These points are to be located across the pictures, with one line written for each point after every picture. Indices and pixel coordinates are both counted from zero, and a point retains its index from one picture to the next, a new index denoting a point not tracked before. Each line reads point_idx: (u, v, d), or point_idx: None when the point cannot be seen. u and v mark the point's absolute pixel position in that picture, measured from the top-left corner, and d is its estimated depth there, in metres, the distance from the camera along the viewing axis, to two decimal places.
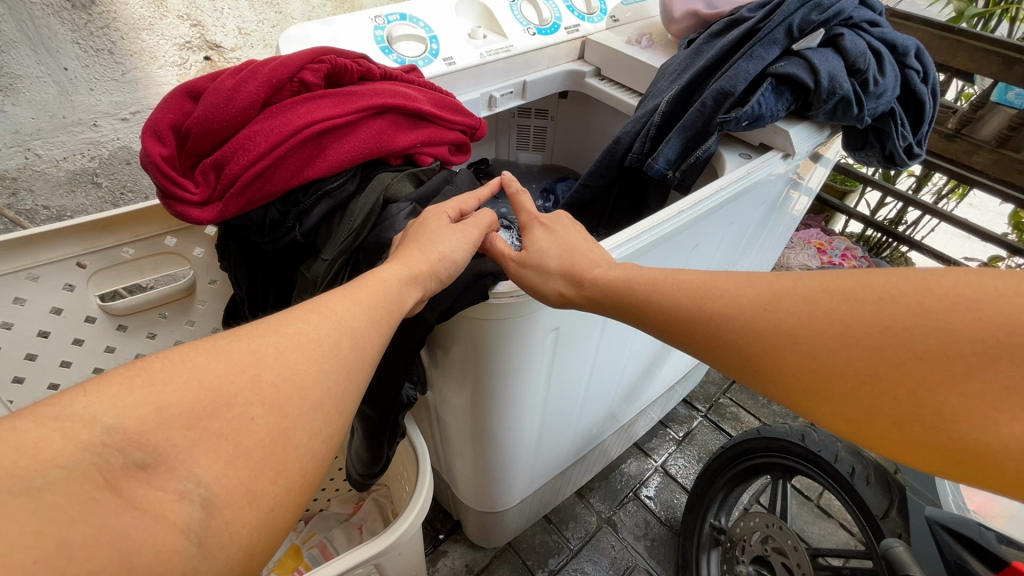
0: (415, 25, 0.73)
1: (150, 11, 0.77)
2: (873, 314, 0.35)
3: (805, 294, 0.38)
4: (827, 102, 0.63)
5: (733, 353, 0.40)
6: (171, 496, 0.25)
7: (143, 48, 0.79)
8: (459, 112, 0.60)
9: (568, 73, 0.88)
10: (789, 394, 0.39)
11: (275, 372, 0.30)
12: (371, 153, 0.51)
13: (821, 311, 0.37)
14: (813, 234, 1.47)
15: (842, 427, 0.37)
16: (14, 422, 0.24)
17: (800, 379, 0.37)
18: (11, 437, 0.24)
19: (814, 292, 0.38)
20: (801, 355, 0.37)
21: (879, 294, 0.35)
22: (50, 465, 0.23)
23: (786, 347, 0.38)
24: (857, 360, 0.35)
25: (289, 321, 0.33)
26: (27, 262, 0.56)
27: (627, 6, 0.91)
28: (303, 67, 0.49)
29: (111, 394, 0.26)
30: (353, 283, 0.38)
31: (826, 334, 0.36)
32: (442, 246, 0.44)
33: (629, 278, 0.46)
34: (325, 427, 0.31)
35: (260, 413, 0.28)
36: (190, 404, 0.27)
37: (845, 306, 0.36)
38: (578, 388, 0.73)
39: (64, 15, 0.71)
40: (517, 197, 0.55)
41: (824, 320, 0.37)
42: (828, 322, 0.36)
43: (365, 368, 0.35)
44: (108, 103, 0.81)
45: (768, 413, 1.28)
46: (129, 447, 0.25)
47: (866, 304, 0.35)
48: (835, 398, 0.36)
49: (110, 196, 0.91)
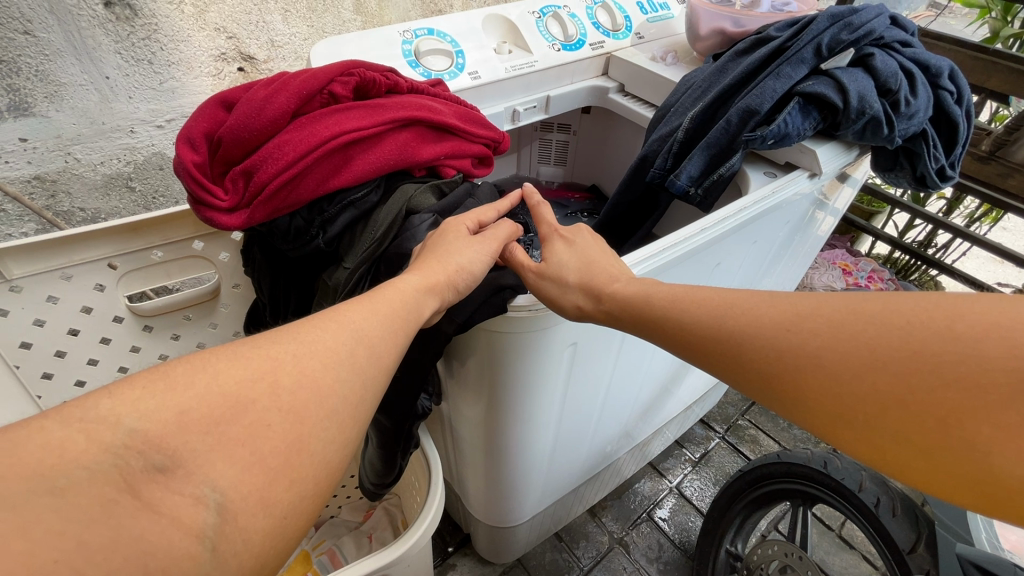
0: (442, 40, 0.74)
1: (188, 23, 0.79)
2: (898, 339, 0.34)
3: (831, 316, 0.37)
4: (856, 122, 0.62)
5: (753, 373, 0.40)
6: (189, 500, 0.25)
7: (181, 59, 0.81)
8: (483, 125, 0.61)
9: (592, 89, 0.88)
10: (810, 416, 0.37)
11: (292, 379, 0.30)
12: (395, 164, 0.52)
13: (847, 334, 0.36)
14: (838, 255, 1.44)
15: (864, 454, 0.36)
16: (42, 421, 0.25)
17: (822, 401, 0.36)
18: (37, 437, 0.24)
19: (839, 314, 0.37)
20: (824, 379, 0.36)
21: (908, 318, 0.34)
22: (74, 465, 0.24)
23: (811, 371, 0.37)
24: (882, 384, 0.34)
25: (308, 329, 0.33)
26: (61, 262, 0.58)
27: (652, 23, 0.91)
28: (333, 80, 0.50)
29: (131, 397, 0.26)
30: (372, 293, 0.38)
31: (850, 356, 0.35)
32: (459, 257, 0.44)
33: (647, 293, 0.45)
34: (339, 436, 0.31)
35: (276, 419, 0.29)
36: (209, 408, 0.27)
37: (873, 329, 0.35)
38: (594, 404, 0.72)
39: (108, 26, 0.73)
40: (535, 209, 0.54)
41: (848, 343, 0.36)
42: (855, 345, 0.35)
43: (381, 378, 0.35)
44: (145, 110, 0.82)
45: (788, 437, 1.25)
46: (149, 449, 0.25)
47: (895, 328, 0.34)
48: (859, 423, 0.35)
49: (143, 200, 0.92)
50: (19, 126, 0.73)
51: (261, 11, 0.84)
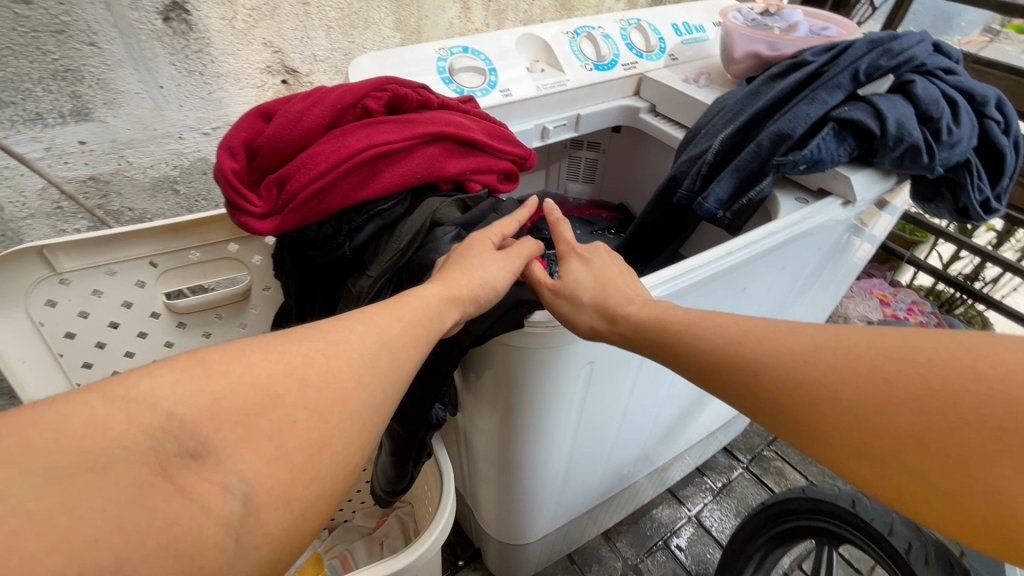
0: (476, 57, 0.76)
1: (238, 38, 0.81)
2: (921, 375, 0.33)
3: (849, 349, 0.36)
4: (894, 150, 0.60)
5: (766, 403, 0.38)
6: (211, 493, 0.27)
7: (230, 71, 0.84)
8: (511, 142, 0.62)
9: (622, 108, 0.89)
10: (824, 451, 0.36)
11: (320, 377, 0.31)
12: (422, 177, 0.53)
13: (865, 368, 0.35)
14: (875, 284, 1.39)
15: (883, 494, 0.34)
16: (88, 396, 0.26)
17: (837, 436, 0.35)
18: (83, 414, 0.26)
19: (858, 348, 0.36)
20: (839, 412, 0.35)
21: (930, 356, 0.33)
22: (115, 445, 0.25)
23: (830, 404, 0.35)
24: (901, 421, 0.32)
25: (336, 328, 0.34)
26: (107, 258, 0.61)
27: (687, 45, 0.91)
28: (366, 95, 0.52)
29: (171, 379, 0.28)
30: (397, 298, 0.39)
31: (868, 390, 0.34)
32: (482, 271, 0.45)
33: (662, 317, 0.45)
34: (360, 437, 0.32)
35: (302, 416, 0.29)
36: (241, 398, 0.28)
37: (893, 365, 0.34)
38: (612, 425, 0.71)
39: (165, 39, 0.76)
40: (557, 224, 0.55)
41: (866, 376, 0.34)
42: (873, 379, 0.34)
43: (402, 383, 0.35)
44: (194, 118, 0.85)
45: (816, 472, 1.20)
46: (183, 434, 0.26)
47: (916, 365, 0.33)
48: (872, 458, 0.33)
49: (186, 203, 0.94)
50: (78, 130, 0.76)
51: (306, 27, 0.87)
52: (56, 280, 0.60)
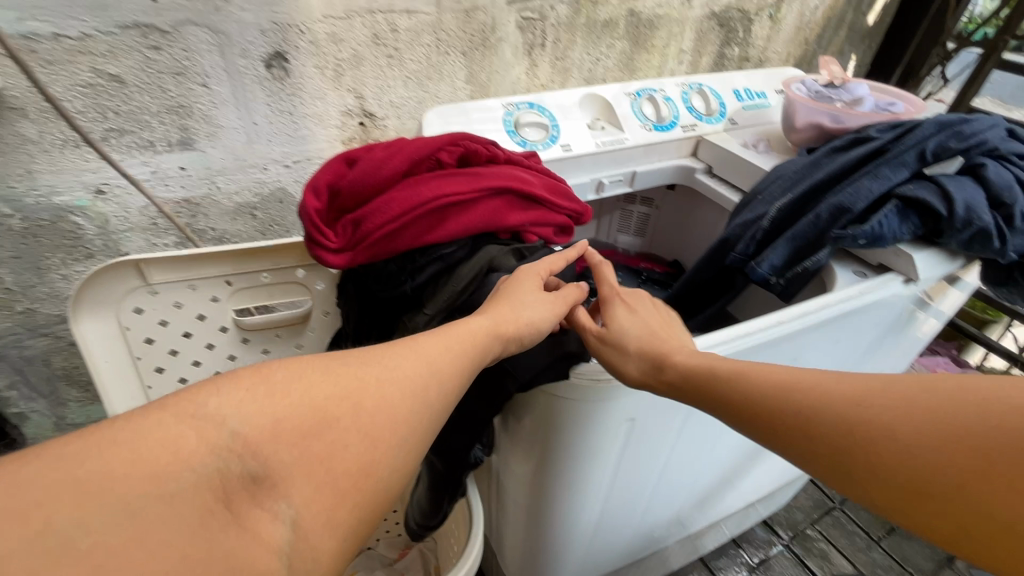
0: (541, 113, 0.80)
1: (326, 84, 0.88)
2: (975, 409, 0.33)
3: (901, 390, 0.36)
4: (962, 233, 0.59)
5: (818, 445, 0.38)
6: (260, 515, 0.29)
7: (315, 113, 0.90)
8: (570, 199, 0.65)
9: (678, 168, 0.91)
10: (884, 495, 0.35)
11: (371, 404, 0.34)
12: (484, 227, 0.56)
13: (919, 406, 0.35)
14: (940, 362, 1.31)
15: (930, 533, 0.34)
16: (161, 416, 0.29)
17: (894, 476, 0.34)
18: (156, 431, 0.28)
19: (910, 389, 0.36)
20: (894, 452, 0.35)
21: (985, 394, 0.33)
22: (186, 466, 0.27)
23: (872, 437, 0.36)
24: (960, 457, 0.32)
25: (389, 356, 0.37)
26: (191, 275, 0.67)
27: (747, 111, 0.93)
28: (442, 148, 0.57)
29: (233, 399, 0.30)
30: (443, 328, 0.42)
31: (922, 429, 0.34)
32: (529, 312, 0.47)
33: (709, 360, 0.46)
34: (398, 467, 0.34)
35: (352, 442, 0.32)
36: (300, 422, 0.31)
37: (946, 403, 0.34)
38: (647, 484, 0.70)
39: (265, 84, 0.83)
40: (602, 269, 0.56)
41: (919, 415, 0.35)
42: (927, 417, 0.34)
43: (438, 419, 0.38)
44: (279, 152, 0.92)
45: (865, 560, 1.11)
46: (246, 455, 0.29)
47: (970, 401, 0.33)
48: (937, 499, 0.33)
49: (261, 227, 1.00)
50: (178, 157, 0.84)
51: (388, 77, 0.93)
52: (142, 292, 0.67)
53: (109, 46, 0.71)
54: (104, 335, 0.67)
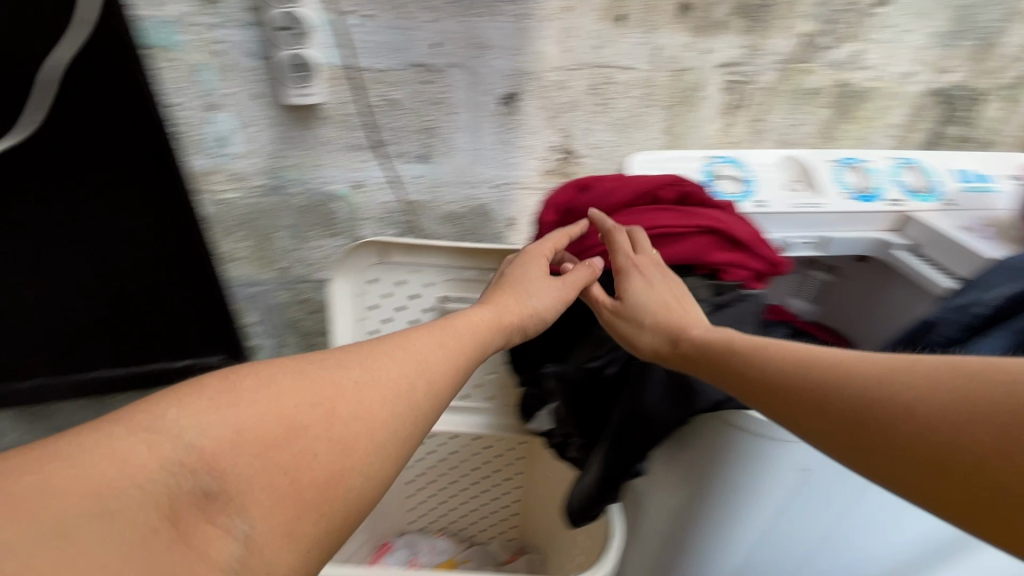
0: (738, 170, 0.85)
1: (544, 123, 1.01)
2: (978, 378, 0.36)
3: (922, 365, 0.39)
4: None
5: (835, 422, 0.42)
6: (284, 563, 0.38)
7: (528, 145, 1.03)
8: (774, 250, 0.67)
9: (874, 242, 0.86)
10: (887, 461, 0.38)
11: (334, 416, 0.44)
12: (683, 255, 0.65)
13: (929, 378, 0.38)
14: None
15: (942, 504, 0.36)
16: (113, 430, 0.38)
17: (907, 444, 0.37)
18: (105, 449, 0.36)
19: (928, 365, 0.39)
20: (907, 425, 0.37)
21: (987, 368, 0.36)
22: (135, 483, 0.35)
23: (877, 416, 0.39)
24: (962, 425, 0.35)
25: (365, 369, 0.49)
26: (415, 259, 0.83)
27: (968, 191, 0.87)
28: (661, 187, 0.69)
29: (193, 412, 0.40)
30: (440, 324, 0.58)
31: (929, 397, 0.37)
32: (533, 300, 0.65)
33: (741, 342, 0.53)
34: (372, 474, 0.44)
35: (321, 451, 0.42)
36: (259, 434, 0.41)
37: (954, 375, 0.37)
38: (798, 555, 0.67)
39: (496, 118, 0.99)
40: (610, 233, 0.66)
41: (929, 384, 0.38)
42: (938, 388, 0.37)
43: (400, 430, 0.47)
44: (493, 174, 1.05)
45: None
46: (201, 471, 0.38)
47: (975, 375, 0.36)
48: (940, 467, 0.35)
49: (462, 235, 1.13)
50: (415, 166, 1.02)
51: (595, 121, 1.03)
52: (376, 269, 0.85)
53: (393, 74, 0.91)
54: (347, 294, 0.85)
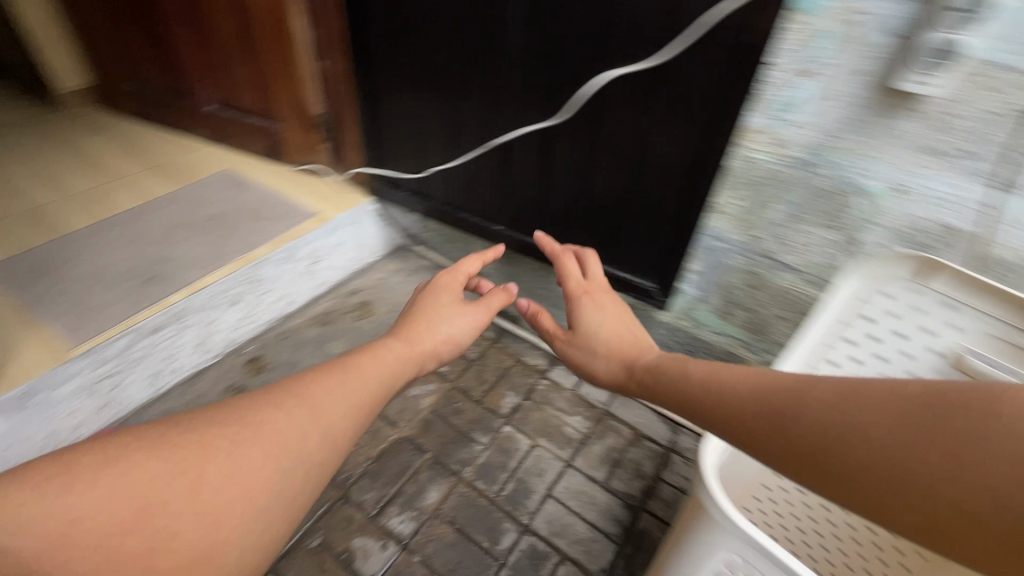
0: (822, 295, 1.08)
1: (902, 144, 1.01)
2: (943, 417, 0.52)
3: (904, 406, 0.55)
4: None
5: (831, 467, 0.58)
6: (273, 494, 0.66)
7: (875, 147, 1.05)
8: None
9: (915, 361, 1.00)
10: (889, 507, 0.54)
11: (218, 483, 0.63)
12: None
13: (912, 426, 0.54)
14: None
15: (936, 539, 0.52)
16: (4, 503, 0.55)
17: (883, 488, 0.54)
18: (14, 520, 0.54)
19: (910, 404, 0.55)
20: (898, 476, 0.53)
21: (953, 398, 0.53)
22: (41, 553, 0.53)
23: (856, 448, 0.57)
24: (933, 461, 0.52)
25: (233, 436, 0.68)
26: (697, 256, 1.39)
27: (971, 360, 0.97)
28: None
29: (71, 501, 0.56)
30: (314, 371, 0.83)
31: (908, 448, 0.53)
32: (596, 317, 1.11)
33: (805, 387, 0.64)
34: (252, 528, 0.63)
35: (205, 513, 0.61)
36: (129, 514, 0.57)
37: (929, 416, 0.53)
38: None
39: (856, 159, 1.08)
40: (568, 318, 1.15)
41: (904, 441, 0.54)
42: (903, 435, 0.54)
43: (266, 508, 0.65)
44: (887, 179, 1.06)
45: None
46: (78, 556, 0.54)
47: (942, 408, 0.53)
48: (913, 490, 0.52)
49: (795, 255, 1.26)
50: (864, 180, 1.08)
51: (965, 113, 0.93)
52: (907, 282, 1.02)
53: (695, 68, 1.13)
54: (849, 293, 1.06)
